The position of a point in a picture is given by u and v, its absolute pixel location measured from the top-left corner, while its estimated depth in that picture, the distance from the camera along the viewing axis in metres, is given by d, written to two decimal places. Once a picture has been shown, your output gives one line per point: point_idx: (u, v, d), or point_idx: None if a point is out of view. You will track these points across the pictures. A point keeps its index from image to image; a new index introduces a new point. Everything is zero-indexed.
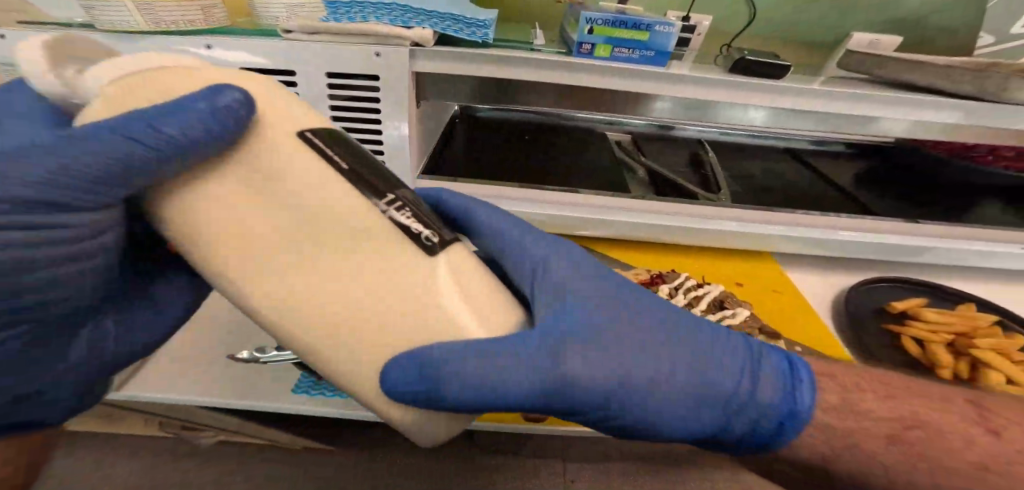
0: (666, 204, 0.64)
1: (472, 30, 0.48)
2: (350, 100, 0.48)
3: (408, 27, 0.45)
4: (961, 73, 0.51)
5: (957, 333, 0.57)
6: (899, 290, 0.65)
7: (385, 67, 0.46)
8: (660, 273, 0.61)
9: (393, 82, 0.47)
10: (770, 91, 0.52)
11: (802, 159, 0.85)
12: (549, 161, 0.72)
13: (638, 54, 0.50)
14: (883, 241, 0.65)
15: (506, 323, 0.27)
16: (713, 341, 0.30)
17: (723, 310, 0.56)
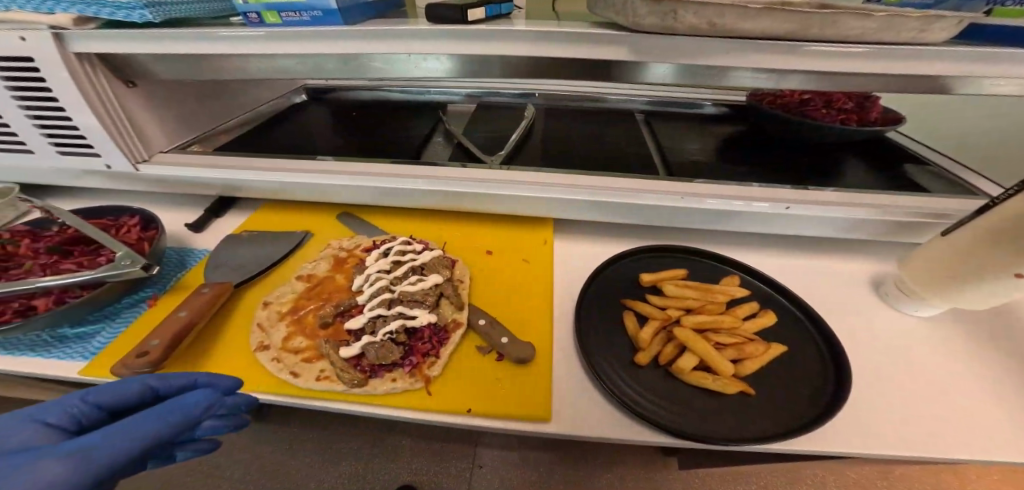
0: (407, 169, 0.63)
1: (127, 13, 0.45)
2: (30, 88, 0.50)
3: (51, 11, 0.46)
4: (640, 8, 0.40)
5: (691, 309, 0.51)
6: (666, 259, 0.59)
7: (36, 51, 0.47)
8: (387, 239, 0.59)
9: (49, 65, 0.48)
10: (446, 36, 0.49)
11: (638, 131, 0.84)
12: (366, 146, 0.78)
13: (305, 15, 0.48)
14: (649, 206, 0.59)
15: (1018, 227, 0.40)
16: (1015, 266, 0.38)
17: (418, 276, 0.53)
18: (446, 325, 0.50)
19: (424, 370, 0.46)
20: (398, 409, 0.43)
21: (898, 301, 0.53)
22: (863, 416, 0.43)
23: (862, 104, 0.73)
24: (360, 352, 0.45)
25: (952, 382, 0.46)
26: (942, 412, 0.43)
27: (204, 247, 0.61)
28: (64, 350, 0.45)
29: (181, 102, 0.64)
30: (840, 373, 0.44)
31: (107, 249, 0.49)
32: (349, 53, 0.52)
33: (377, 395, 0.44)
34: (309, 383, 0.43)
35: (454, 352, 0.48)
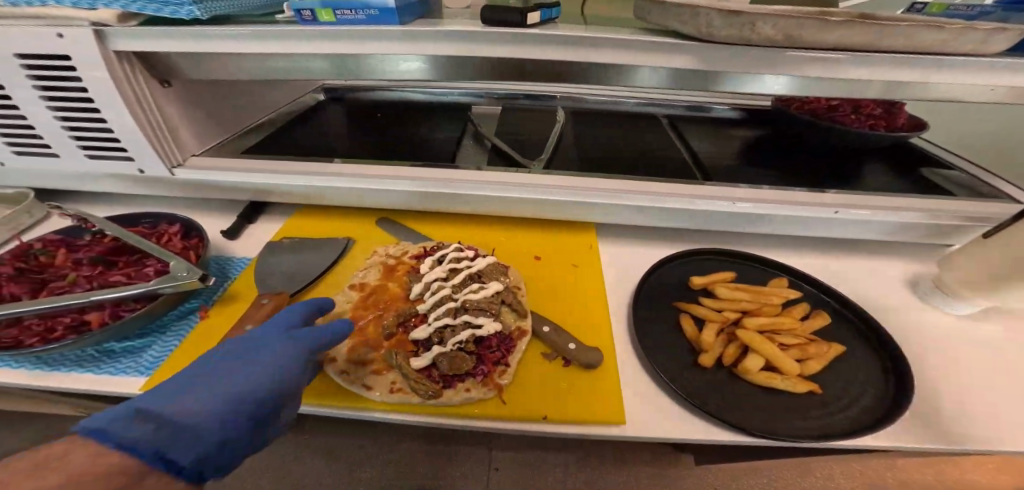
0: (453, 174, 0.62)
1: (173, 9, 0.42)
2: (62, 89, 0.47)
3: (92, 7, 0.43)
4: (713, 18, 0.41)
5: (747, 312, 0.53)
6: (713, 262, 0.60)
7: (73, 50, 0.44)
8: (438, 246, 0.59)
9: (87, 65, 0.45)
10: (506, 39, 0.48)
11: (666, 134, 0.85)
12: (397, 148, 0.77)
13: (361, 13, 0.46)
14: (699, 210, 0.59)
15: None
16: None
17: (476, 284, 0.53)
18: (510, 333, 0.50)
19: (496, 379, 0.45)
20: (474, 419, 0.43)
21: (935, 298, 0.56)
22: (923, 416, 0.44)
23: (889, 110, 0.76)
24: (431, 362, 0.45)
25: (991, 373, 0.49)
26: (993, 410, 0.45)
27: (244, 254, 0.58)
28: (116, 364, 0.43)
29: (212, 103, 0.61)
30: (901, 373, 0.45)
31: (153, 259, 0.47)
32: (402, 54, 0.50)
33: (452, 406, 0.43)
34: (384, 395, 0.42)
35: (522, 360, 0.48)
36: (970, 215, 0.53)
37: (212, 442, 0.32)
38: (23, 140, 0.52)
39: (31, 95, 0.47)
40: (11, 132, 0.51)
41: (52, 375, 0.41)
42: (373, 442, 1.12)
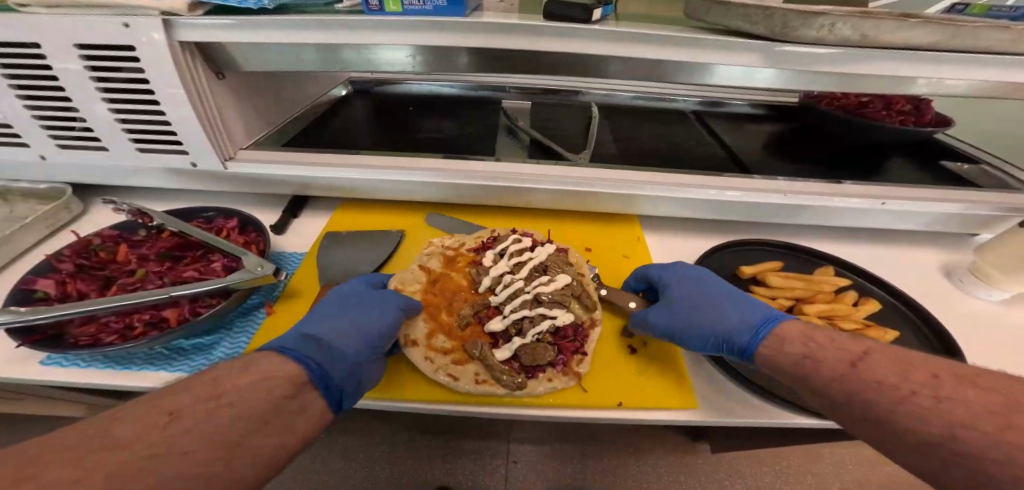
0: (506, 168, 0.62)
1: None
2: (120, 79, 0.46)
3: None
4: (787, 16, 0.42)
5: (799, 298, 0.55)
6: (760, 251, 0.62)
7: (137, 39, 0.43)
8: (494, 237, 0.58)
9: (151, 55, 0.44)
10: (573, 32, 0.47)
11: (695, 129, 0.87)
12: (435, 142, 0.77)
13: (429, 4, 0.45)
14: (748, 203, 0.61)
15: None
16: None
17: (541, 275, 0.53)
18: (582, 322, 0.51)
19: (575, 368, 0.46)
20: (554, 407, 0.44)
21: (973, 287, 0.59)
22: None
23: (918, 106, 0.79)
24: (514, 354, 0.46)
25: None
26: None
27: (295, 250, 0.57)
28: (190, 362, 0.42)
29: (259, 95, 0.60)
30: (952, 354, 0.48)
31: (217, 255, 0.45)
32: (464, 46, 0.49)
33: (539, 396, 0.44)
34: (471, 386, 0.43)
35: (597, 350, 0.49)
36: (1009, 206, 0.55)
37: (351, 365, 0.38)
38: (70, 133, 0.50)
39: (86, 87, 0.46)
40: (58, 125, 0.50)
41: (126, 374, 0.40)
42: (398, 439, 1.12)
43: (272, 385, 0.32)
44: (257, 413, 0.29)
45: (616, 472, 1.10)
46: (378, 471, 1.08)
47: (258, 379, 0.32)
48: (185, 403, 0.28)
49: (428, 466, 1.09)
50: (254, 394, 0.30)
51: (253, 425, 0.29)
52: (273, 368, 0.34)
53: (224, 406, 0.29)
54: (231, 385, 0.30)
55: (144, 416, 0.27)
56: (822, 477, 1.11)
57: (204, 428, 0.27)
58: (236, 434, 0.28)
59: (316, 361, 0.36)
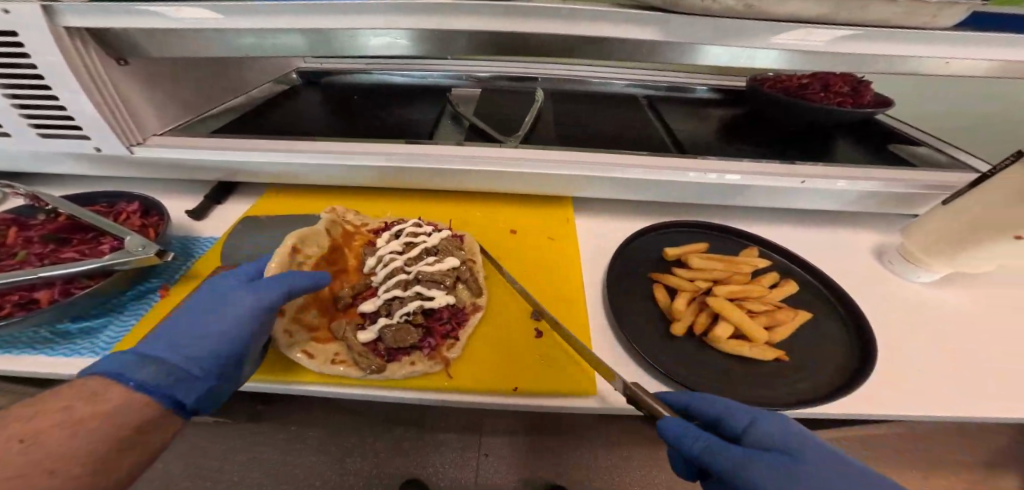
0: (429, 150, 0.61)
1: None
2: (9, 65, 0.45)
3: None
4: None
5: (717, 281, 0.53)
6: (687, 235, 0.61)
7: (17, 25, 0.42)
8: (392, 222, 0.60)
9: (33, 40, 0.43)
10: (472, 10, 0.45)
11: (644, 113, 0.85)
12: (371, 124, 0.75)
13: None
14: (673, 182, 0.60)
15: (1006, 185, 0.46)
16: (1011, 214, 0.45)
17: (429, 257, 0.54)
18: (464, 308, 0.52)
19: (444, 354, 0.46)
20: (423, 390, 0.44)
21: (902, 268, 0.59)
22: (883, 385, 0.46)
23: (856, 88, 0.77)
24: (378, 335, 0.47)
25: (952, 333, 0.52)
26: (947, 377, 0.47)
27: (210, 234, 0.57)
28: (71, 346, 0.42)
29: (176, 80, 0.59)
30: (866, 354, 0.47)
31: (108, 237, 0.45)
32: (365, 30, 0.47)
33: (397, 379, 0.44)
34: (325, 363, 0.44)
35: (473, 334, 0.49)
36: (928, 183, 0.55)
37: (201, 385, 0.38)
38: None
39: None
40: None
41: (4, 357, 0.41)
42: None
43: (134, 407, 0.32)
44: (115, 439, 0.30)
45: (583, 467, 1.07)
46: (338, 473, 1.02)
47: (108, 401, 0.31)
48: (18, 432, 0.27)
49: (391, 465, 1.03)
50: (113, 417, 0.31)
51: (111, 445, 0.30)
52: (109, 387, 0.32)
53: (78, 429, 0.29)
54: (76, 411, 0.30)
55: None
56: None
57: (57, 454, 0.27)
58: (97, 457, 0.29)
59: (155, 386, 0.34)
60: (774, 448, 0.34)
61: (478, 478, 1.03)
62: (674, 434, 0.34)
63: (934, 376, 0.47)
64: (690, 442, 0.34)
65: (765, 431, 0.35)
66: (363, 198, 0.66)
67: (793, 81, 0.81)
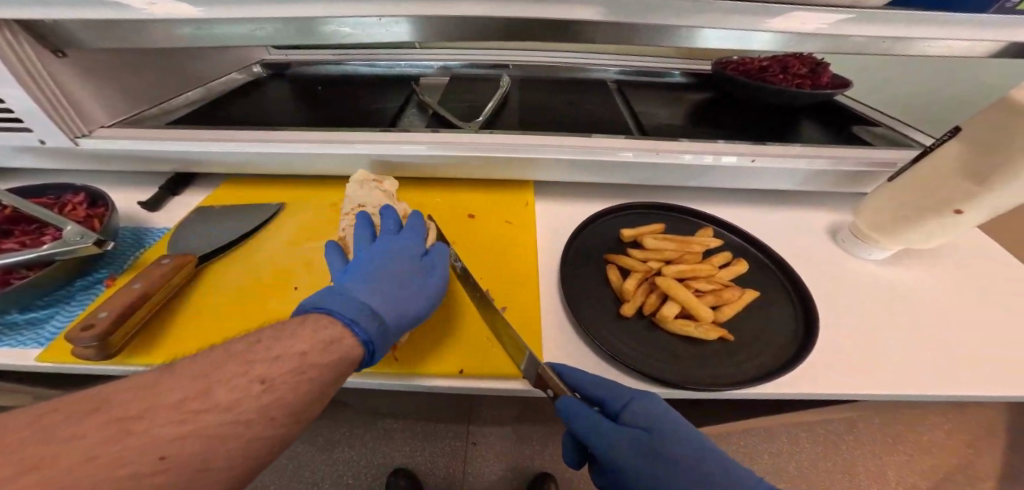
0: (387, 137, 0.60)
1: None
2: None
3: None
4: None
5: (669, 261, 0.54)
6: (645, 216, 0.62)
7: None
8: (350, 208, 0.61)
9: None
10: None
11: (611, 98, 0.85)
12: (335, 110, 0.75)
13: None
14: (630, 164, 0.60)
15: (934, 170, 0.47)
16: (943, 200, 0.47)
17: None
18: None
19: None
20: (371, 375, 0.44)
21: (853, 246, 0.60)
22: (823, 361, 0.47)
23: (814, 69, 0.78)
24: None
25: (898, 307, 0.54)
26: (888, 353, 0.48)
27: (163, 225, 0.57)
28: (18, 338, 0.44)
29: (123, 72, 0.59)
30: (808, 332, 0.47)
31: (51, 228, 0.47)
32: (306, 19, 0.47)
33: None
34: None
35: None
36: (875, 161, 0.57)
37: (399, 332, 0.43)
38: None
39: None
40: None
41: None
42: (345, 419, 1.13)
43: (311, 384, 0.33)
44: (276, 418, 0.31)
45: None
46: (325, 464, 1.01)
47: (301, 373, 0.32)
48: (229, 374, 0.31)
49: (379, 454, 1.04)
50: (287, 390, 0.32)
51: (269, 420, 0.30)
52: (329, 334, 0.36)
53: (263, 394, 0.31)
54: (280, 370, 0.32)
55: (204, 371, 0.31)
56: (778, 454, 1.09)
57: (225, 418, 0.29)
58: (284, 414, 0.31)
59: (359, 318, 0.38)
60: (642, 425, 0.40)
61: (466, 466, 1.04)
62: (569, 414, 0.40)
63: (878, 351, 0.49)
64: (574, 419, 0.40)
65: (640, 410, 0.41)
66: (323, 187, 0.66)
67: (754, 63, 0.83)
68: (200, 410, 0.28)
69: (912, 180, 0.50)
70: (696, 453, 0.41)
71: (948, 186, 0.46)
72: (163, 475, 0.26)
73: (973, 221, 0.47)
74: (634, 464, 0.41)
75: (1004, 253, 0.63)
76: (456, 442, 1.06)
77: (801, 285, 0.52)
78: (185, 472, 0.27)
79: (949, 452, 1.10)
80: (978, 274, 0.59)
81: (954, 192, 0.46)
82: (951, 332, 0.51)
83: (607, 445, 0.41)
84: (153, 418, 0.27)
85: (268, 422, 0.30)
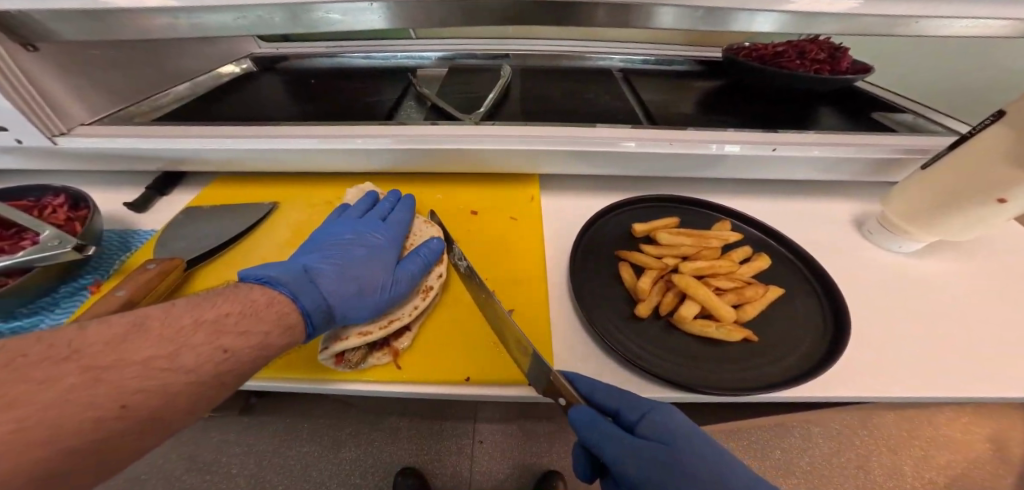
0: (384, 130, 0.57)
1: None
2: None
3: None
4: None
5: (685, 257, 0.50)
6: (656, 210, 0.59)
7: None
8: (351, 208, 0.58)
9: None
10: None
11: (616, 87, 0.81)
12: (329, 104, 0.72)
13: None
14: (640, 155, 0.57)
15: (974, 155, 0.44)
16: (981, 188, 0.43)
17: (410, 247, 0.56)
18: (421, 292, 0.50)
19: (394, 343, 0.44)
20: (377, 384, 0.42)
21: (882, 237, 0.56)
22: (855, 364, 0.44)
23: (833, 55, 0.74)
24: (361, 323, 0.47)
25: (926, 300, 0.51)
26: (923, 355, 0.45)
27: (150, 227, 0.55)
28: None
29: (102, 66, 0.57)
30: (839, 332, 0.44)
31: (31, 233, 0.44)
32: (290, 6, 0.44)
33: (358, 371, 0.43)
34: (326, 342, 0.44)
35: (427, 321, 0.47)
36: (902, 148, 0.54)
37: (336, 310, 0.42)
38: None
39: None
40: None
41: None
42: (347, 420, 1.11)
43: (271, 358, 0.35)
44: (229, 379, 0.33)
45: None
46: (329, 465, 1.00)
47: (263, 348, 0.34)
48: (193, 340, 0.31)
49: (384, 456, 1.02)
50: (248, 361, 0.33)
51: (223, 387, 0.32)
52: (291, 320, 0.38)
53: (221, 361, 0.31)
54: (244, 343, 0.33)
55: (166, 335, 0.31)
56: (791, 452, 1.06)
57: (184, 380, 0.30)
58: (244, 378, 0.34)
59: (314, 312, 0.40)
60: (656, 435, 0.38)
61: (472, 465, 1.02)
62: (579, 422, 0.38)
63: (912, 352, 0.45)
64: (586, 429, 0.38)
65: (654, 419, 0.39)
66: (318, 184, 0.64)
67: (767, 49, 0.79)
68: (150, 373, 0.29)
69: (948, 166, 0.46)
70: (718, 466, 0.38)
71: (987, 172, 0.43)
72: (124, 421, 0.27)
73: (1015, 212, 0.43)
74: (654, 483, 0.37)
75: None
76: (462, 443, 1.04)
77: (828, 282, 0.49)
78: (143, 420, 0.28)
79: (966, 449, 1.07)
80: (1014, 268, 0.56)
81: (996, 179, 0.42)
82: (990, 331, 0.48)
83: (624, 460, 0.38)
84: (104, 376, 0.27)
85: (221, 386, 0.32)
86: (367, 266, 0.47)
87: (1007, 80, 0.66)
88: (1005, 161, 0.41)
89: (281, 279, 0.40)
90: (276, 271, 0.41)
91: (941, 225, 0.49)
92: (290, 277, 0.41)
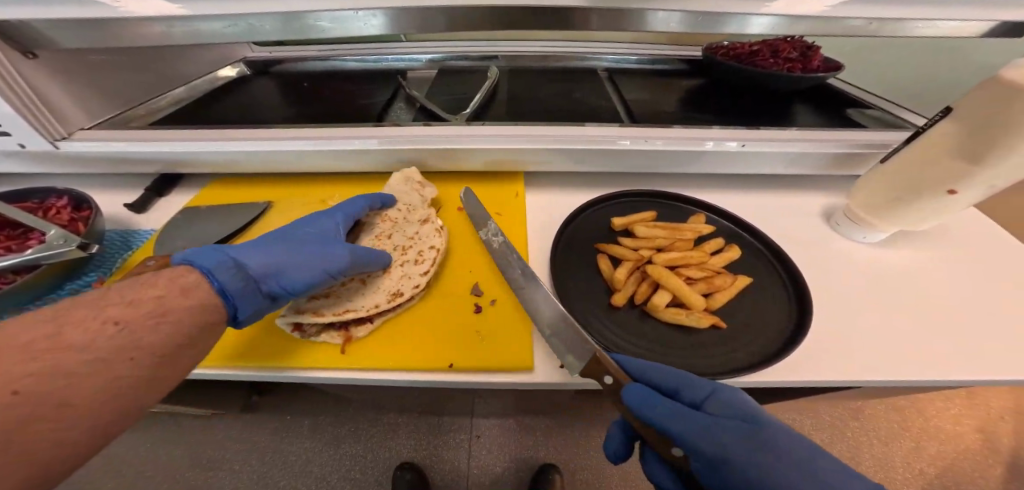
0: (372, 132, 0.59)
1: None
2: None
3: None
4: None
5: (658, 249, 0.53)
6: (632, 205, 0.61)
7: None
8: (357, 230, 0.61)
9: None
10: None
11: (600, 87, 0.83)
12: (319, 107, 0.74)
13: None
14: (618, 152, 0.60)
15: (926, 150, 0.46)
16: (938, 182, 0.46)
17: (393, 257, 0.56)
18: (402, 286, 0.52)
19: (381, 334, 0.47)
20: (366, 372, 0.44)
21: (849, 229, 0.59)
22: (820, 346, 0.46)
23: (805, 53, 0.77)
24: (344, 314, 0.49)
25: (903, 294, 0.53)
26: (889, 339, 0.47)
27: (149, 227, 0.57)
28: None
29: (99, 72, 0.59)
30: (801, 318, 0.47)
31: (36, 232, 0.46)
32: (278, 15, 0.46)
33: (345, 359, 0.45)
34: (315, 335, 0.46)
35: (413, 314, 0.50)
36: (866, 143, 0.57)
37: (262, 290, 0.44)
38: None
39: None
40: None
41: None
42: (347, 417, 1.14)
43: (177, 327, 0.36)
44: (153, 368, 0.34)
45: (573, 446, 1.07)
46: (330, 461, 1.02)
47: (161, 315, 0.35)
48: (72, 320, 0.32)
49: (383, 450, 1.05)
50: (149, 331, 0.34)
51: (130, 360, 0.32)
52: (203, 293, 0.39)
53: (118, 333, 0.32)
54: (135, 313, 0.34)
55: (55, 320, 0.31)
56: None
57: (84, 354, 0.30)
58: (161, 353, 0.34)
59: (236, 292, 0.41)
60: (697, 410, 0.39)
61: (470, 459, 1.04)
62: (641, 399, 0.37)
63: (877, 336, 0.48)
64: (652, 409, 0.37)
65: (720, 401, 0.38)
66: (309, 184, 0.66)
67: (745, 48, 0.81)
68: (48, 349, 0.29)
69: (904, 160, 0.49)
70: (795, 446, 0.37)
71: (942, 167, 0.45)
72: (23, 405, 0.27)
73: (971, 200, 0.46)
74: (740, 470, 0.35)
75: (1005, 234, 0.62)
76: (460, 437, 1.07)
77: (794, 272, 0.51)
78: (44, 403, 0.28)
79: (955, 438, 1.09)
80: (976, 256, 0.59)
81: (949, 173, 0.45)
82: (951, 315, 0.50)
83: (698, 445, 0.36)
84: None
85: (127, 360, 0.32)
86: (299, 250, 0.48)
87: (972, 75, 0.69)
88: (956, 158, 0.44)
89: (202, 260, 0.41)
90: (199, 254, 0.42)
91: (905, 215, 0.51)
92: (215, 256, 0.42)
